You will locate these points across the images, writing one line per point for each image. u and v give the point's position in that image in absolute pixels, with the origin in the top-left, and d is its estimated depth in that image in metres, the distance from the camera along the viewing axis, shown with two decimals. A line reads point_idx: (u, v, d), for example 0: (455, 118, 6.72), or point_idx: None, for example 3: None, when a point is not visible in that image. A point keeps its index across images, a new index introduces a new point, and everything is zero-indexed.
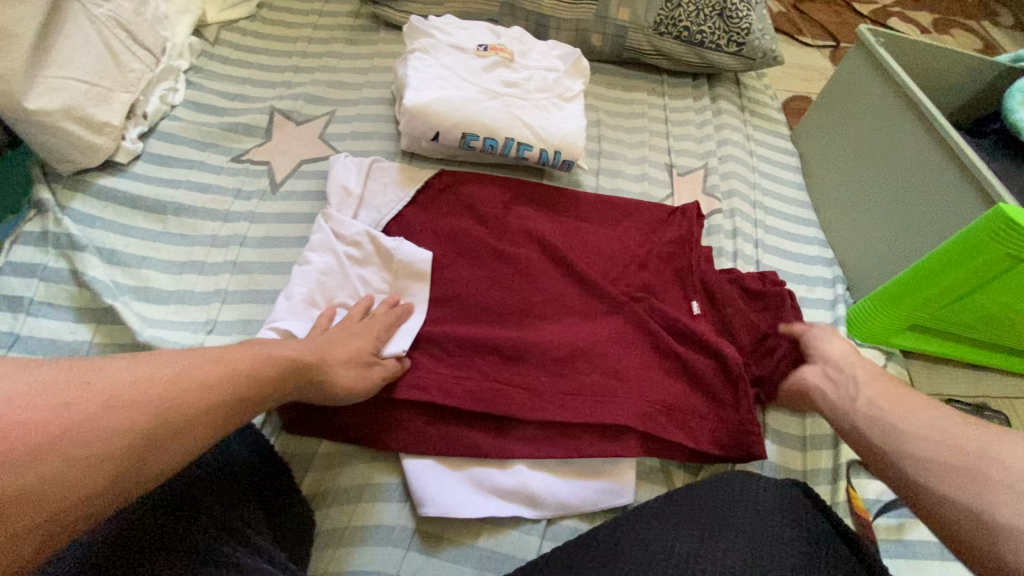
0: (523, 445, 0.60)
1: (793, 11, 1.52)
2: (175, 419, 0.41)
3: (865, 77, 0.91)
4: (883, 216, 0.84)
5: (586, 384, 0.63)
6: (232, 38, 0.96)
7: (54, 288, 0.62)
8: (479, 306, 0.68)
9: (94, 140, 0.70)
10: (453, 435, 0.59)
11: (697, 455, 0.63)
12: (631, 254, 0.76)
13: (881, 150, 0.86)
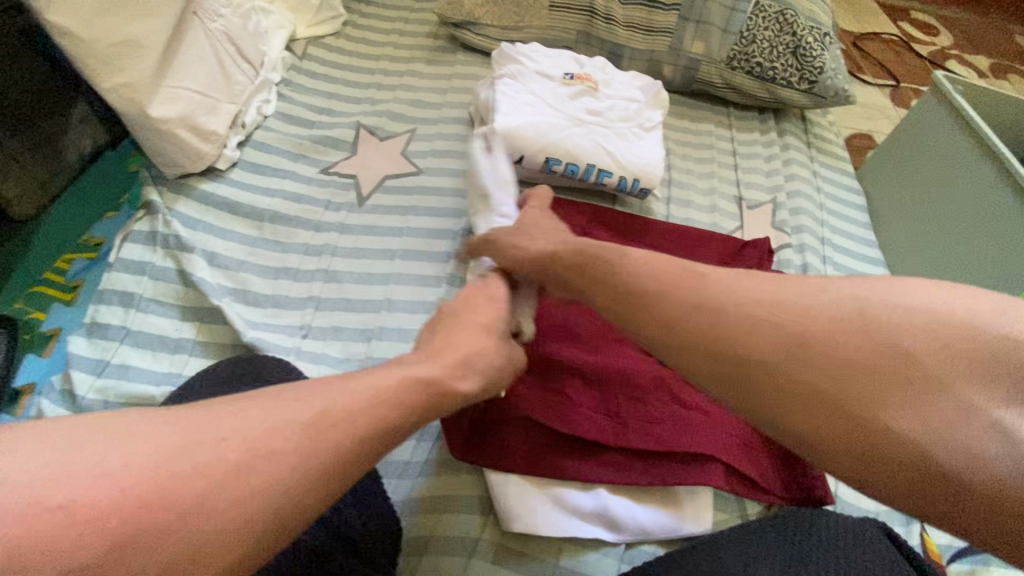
0: (608, 471, 0.60)
1: (852, 49, 1.53)
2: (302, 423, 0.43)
3: (940, 122, 0.92)
4: (961, 261, 0.85)
5: (669, 412, 0.64)
6: (318, 52, 1.00)
7: (162, 287, 0.65)
8: (562, 328, 0.69)
9: (201, 147, 0.73)
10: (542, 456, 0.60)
11: (776, 491, 0.63)
12: None
13: (958, 195, 0.87)
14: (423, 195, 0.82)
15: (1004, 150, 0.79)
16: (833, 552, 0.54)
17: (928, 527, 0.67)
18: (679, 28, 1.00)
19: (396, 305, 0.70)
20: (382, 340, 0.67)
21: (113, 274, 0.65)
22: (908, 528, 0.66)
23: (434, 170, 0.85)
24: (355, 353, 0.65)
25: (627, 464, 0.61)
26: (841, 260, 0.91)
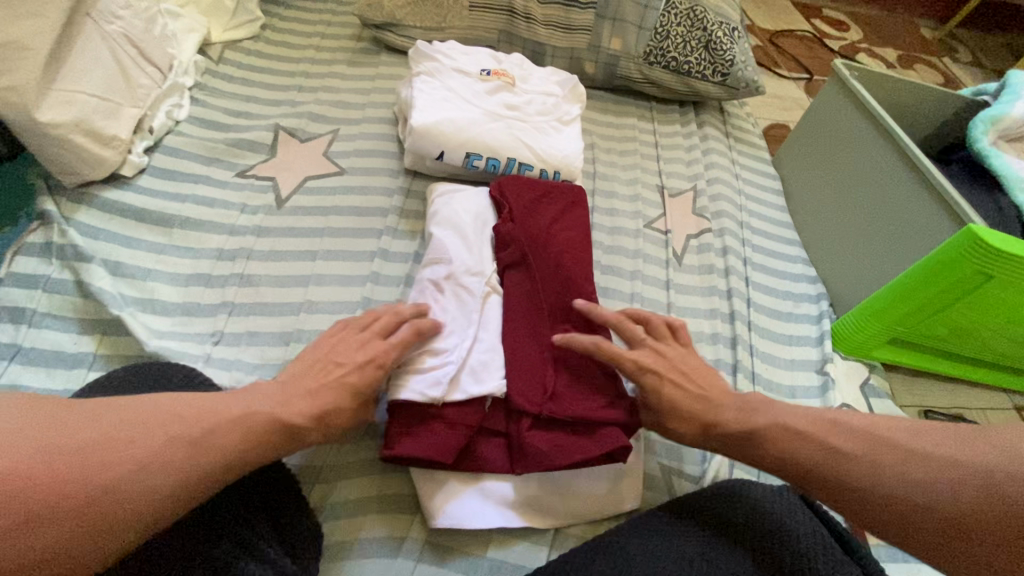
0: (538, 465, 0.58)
1: (770, 45, 1.61)
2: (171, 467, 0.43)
3: (840, 107, 0.98)
4: (865, 237, 0.88)
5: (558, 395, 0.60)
6: (235, 57, 0.98)
7: (58, 300, 0.62)
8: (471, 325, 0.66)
9: (101, 153, 0.70)
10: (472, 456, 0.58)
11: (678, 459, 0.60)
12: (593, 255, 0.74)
13: (860, 174, 0.91)
14: (346, 195, 0.81)
15: (892, 127, 0.84)
16: (752, 528, 0.56)
17: None
18: (596, 25, 1.02)
19: (316, 306, 0.69)
20: (300, 342, 0.65)
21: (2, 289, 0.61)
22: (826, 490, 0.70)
23: (357, 170, 0.84)
24: (272, 357, 0.63)
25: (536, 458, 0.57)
26: (759, 242, 0.95)
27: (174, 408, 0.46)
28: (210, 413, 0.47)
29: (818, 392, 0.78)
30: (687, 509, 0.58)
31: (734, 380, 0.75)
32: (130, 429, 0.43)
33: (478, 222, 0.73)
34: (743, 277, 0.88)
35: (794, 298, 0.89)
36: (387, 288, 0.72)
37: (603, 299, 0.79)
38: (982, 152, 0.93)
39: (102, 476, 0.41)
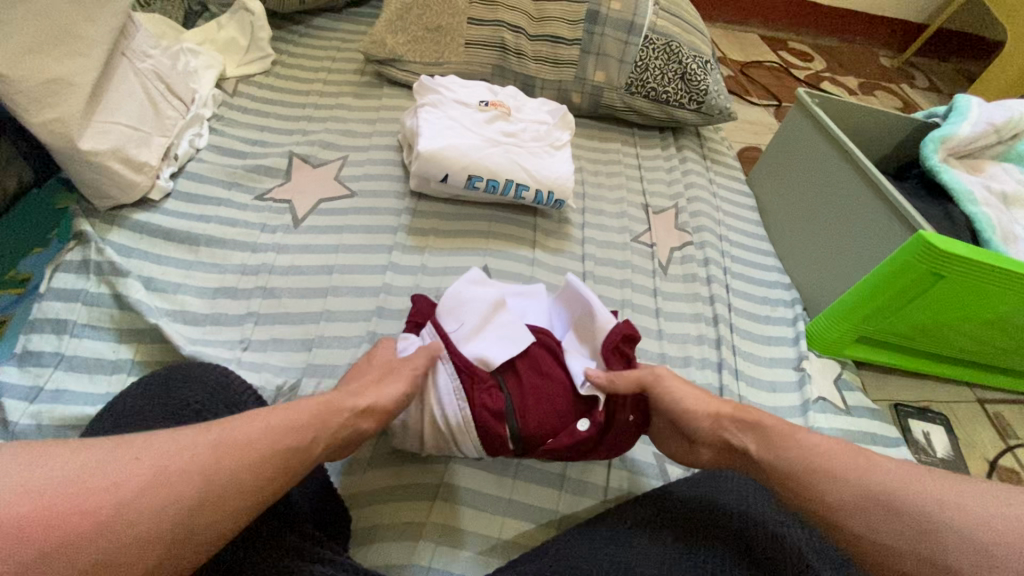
0: (551, 424, 0.61)
1: (741, 76, 1.74)
2: (213, 504, 0.40)
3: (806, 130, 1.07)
4: (835, 246, 0.96)
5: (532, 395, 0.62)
6: (249, 90, 1.05)
7: (96, 312, 0.66)
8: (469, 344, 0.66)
9: (134, 178, 0.76)
10: (485, 424, 0.59)
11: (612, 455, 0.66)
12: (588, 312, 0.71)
13: (826, 189, 1.00)
14: (358, 215, 0.88)
15: (850, 147, 0.93)
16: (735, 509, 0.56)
17: None
18: (581, 60, 1.12)
19: (334, 316, 0.74)
20: (321, 347, 0.71)
21: (44, 302, 0.66)
22: None
23: (367, 192, 0.91)
24: (296, 361, 0.69)
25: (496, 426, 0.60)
26: (737, 253, 1.04)
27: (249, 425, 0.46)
28: (262, 437, 0.45)
29: (796, 386, 0.85)
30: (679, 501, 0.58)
31: (719, 376, 0.82)
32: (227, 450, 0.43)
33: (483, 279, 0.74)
34: (724, 284, 0.96)
35: (771, 303, 0.97)
36: (399, 298, 0.79)
37: None
38: (933, 168, 1.03)
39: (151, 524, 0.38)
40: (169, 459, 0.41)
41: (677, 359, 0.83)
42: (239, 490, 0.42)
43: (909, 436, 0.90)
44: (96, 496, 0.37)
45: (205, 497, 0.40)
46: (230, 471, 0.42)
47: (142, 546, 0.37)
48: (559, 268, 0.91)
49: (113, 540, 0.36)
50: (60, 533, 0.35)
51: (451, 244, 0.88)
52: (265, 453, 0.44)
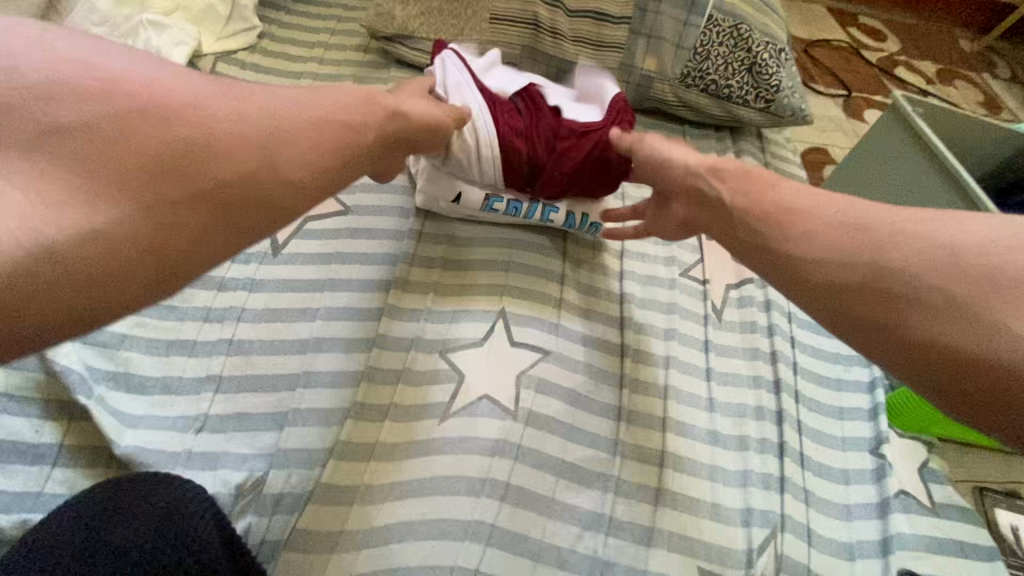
0: (549, 131, 0.68)
1: (806, 57, 1.51)
2: (280, 189, 0.42)
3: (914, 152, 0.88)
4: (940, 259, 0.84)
5: (543, 132, 0.68)
6: (229, 70, 0.87)
7: (17, 378, 0.53)
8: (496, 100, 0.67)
9: None
10: (506, 145, 0.67)
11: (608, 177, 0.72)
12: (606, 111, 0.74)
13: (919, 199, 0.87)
14: (351, 240, 0.73)
15: (942, 148, 0.80)
16: None
17: None
18: (630, 43, 0.92)
19: (314, 379, 0.60)
20: (296, 426, 0.57)
21: None
22: None
23: (363, 208, 0.76)
24: (263, 446, 0.55)
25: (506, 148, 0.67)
26: None
27: (279, 112, 0.44)
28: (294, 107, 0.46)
29: (872, 477, 0.70)
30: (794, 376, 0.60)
31: (781, 464, 0.67)
32: (281, 122, 0.44)
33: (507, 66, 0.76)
34: (788, 336, 0.79)
35: (844, 359, 0.80)
36: (396, 354, 0.64)
37: (631, 363, 0.71)
38: None
39: (235, 141, 0.40)
40: (241, 99, 0.43)
41: (730, 440, 0.68)
42: (309, 139, 0.45)
43: (994, 531, 0.76)
44: (157, 150, 0.37)
45: (233, 96, 0.42)
46: (285, 128, 0.43)
47: (215, 155, 0.39)
48: (590, 311, 0.75)
49: (194, 134, 0.39)
50: (116, 127, 0.36)
51: (463, 278, 0.73)
52: (316, 124, 0.46)
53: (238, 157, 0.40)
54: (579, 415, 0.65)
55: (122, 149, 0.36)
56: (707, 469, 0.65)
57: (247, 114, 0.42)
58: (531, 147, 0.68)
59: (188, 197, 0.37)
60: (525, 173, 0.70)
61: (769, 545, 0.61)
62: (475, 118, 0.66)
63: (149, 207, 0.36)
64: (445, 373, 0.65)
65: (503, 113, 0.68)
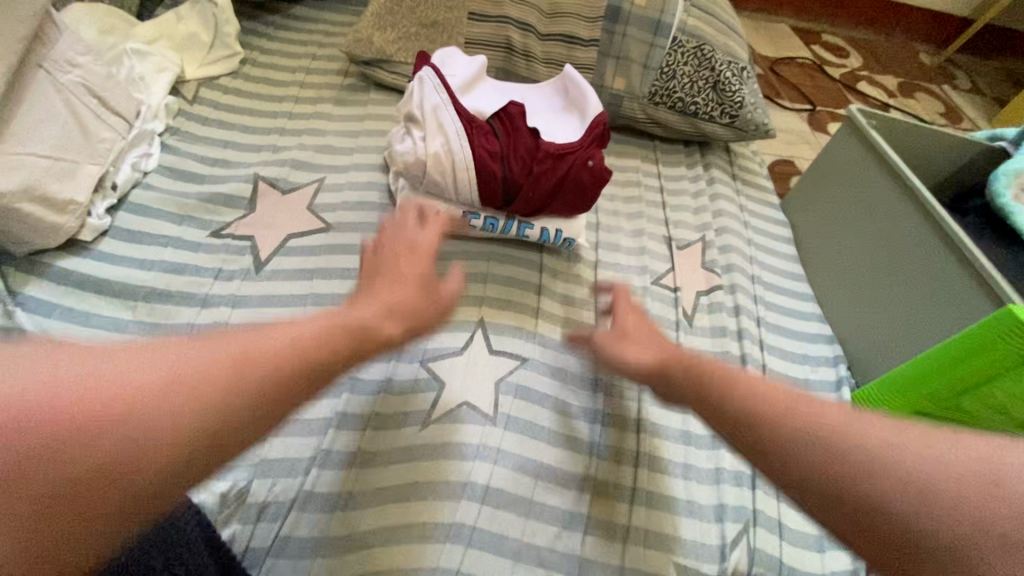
0: (526, 149, 0.70)
1: (771, 74, 1.58)
2: (237, 403, 0.31)
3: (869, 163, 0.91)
4: (907, 322, 0.80)
5: (519, 151, 0.70)
6: (212, 95, 0.90)
7: None
8: (472, 118, 0.69)
9: (56, 221, 0.62)
10: (480, 161, 0.68)
11: (584, 198, 0.73)
12: (578, 132, 0.75)
13: (891, 259, 0.84)
14: (332, 255, 0.75)
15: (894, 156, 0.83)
16: None
17: None
18: (599, 64, 0.97)
19: None
20: (280, 436, 0.59)
21: None
22: None
23: (344, 225, 0.78)
24: (246, 456, 0.57)
25: (485, 166, 0.68)
26: (772, 298, 0.90)
27: (270, 344, 0.35)
28: (277, 339, 0.36)
29: None
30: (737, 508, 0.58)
31: (752, 461, 0.70)
32: (259, 358, 0.33)
33: (483, 78, 0.76)
34: (757, 340, 0.82)
35: (811, 361, 0.84)
36: (377, 365, 0.66)
37: (605, 369, 0.74)
38: (1003, 207, 0.88)
39: (165, 440, 0.28)
40: (193, 362, 0.31)
41: (703, 439, 0.70)
42: (275, 384, 0.33)
43: None
44: (90, 384, 0.28)
45: (247, 355, 0.33)
46: (269, 359, 0.34)
47: (178, 420, 0.29)
48: (566, 320, 0.78)
49: (127, 376, 0.29)
50: (44, 413, 0.26)
51: None
52: (318, 350, 0.37)
53: (196, 394, 0.30)
54: (556, 420, 0.68)
55: (58, 433, 0.26)
56: (681, 468, 0.67)
57: (215, 363, 0.32)
58: (509, 165, 0.69)
59: (156, 449, 0.28)
60: (502, 195, 0.70)
61: (743, 539, 0.64)
62: (452, 133, 0.67)
63: (88, 472, 0.26)
64: (425, 382, 0.66)
65: (478, 133, 0.69)
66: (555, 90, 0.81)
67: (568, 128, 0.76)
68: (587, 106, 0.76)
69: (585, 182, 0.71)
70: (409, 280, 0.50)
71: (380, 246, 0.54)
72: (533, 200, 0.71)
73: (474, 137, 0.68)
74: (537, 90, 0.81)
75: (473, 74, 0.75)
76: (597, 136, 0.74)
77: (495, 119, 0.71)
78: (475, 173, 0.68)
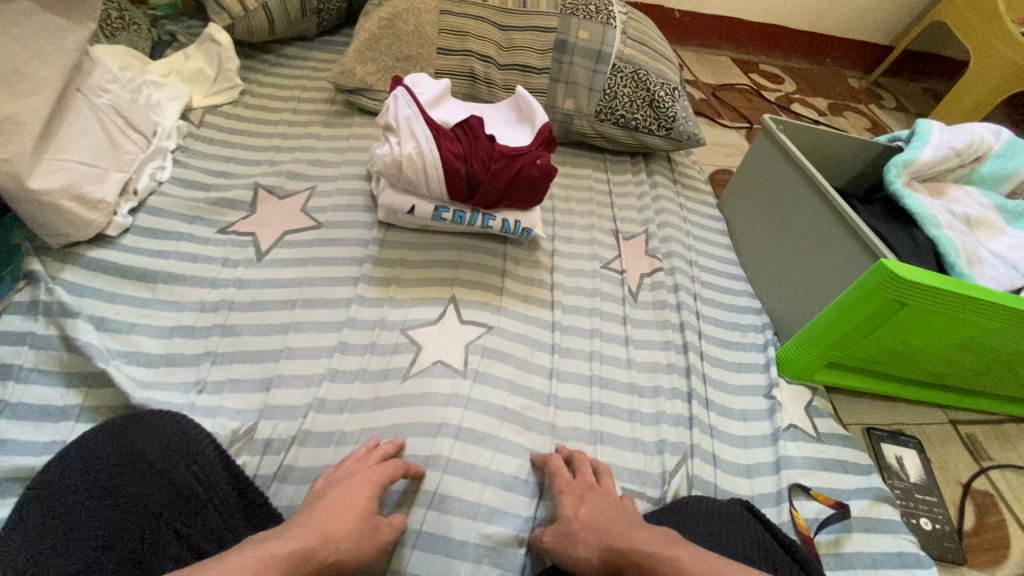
0: (484, 151, 0.83)
1: (713, 99, 1.78)
2: None
3: (776, 161, 1.05)
4: (813, 288, 0.93)
5: (478, 152, 0.83)
6: (216, 120, 1.04)
7: (43, 355, 0.65)
8: (438, 126, 0.83)
9: (89, 216, 0.74)
10: (447, 159, 0.81)
11: (534, 193, 0.87)
12: (528, 139, 0.90)
13: (826, 254, 0.91)
14: (323, 247, 0.87)
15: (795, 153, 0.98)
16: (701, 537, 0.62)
17: (795, 503, 0.75)
18: (552, 88, 1.13)
19: (296, 352, 0.73)
20: (281, 387, 0.69)
21: None
22: (779, 506, 0.74)
23: (333, 223, 0.91)
24: (253, 402, 0.67)
25: (450, 163, 0.81)
26: (708, 278, 1.04)
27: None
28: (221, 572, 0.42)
29: (766, 414, 0.84)
30: (707, 500, 0.68)
31: (689, 406, 0.81)
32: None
33: (448, 97, 0.91)
34: (694, 311, 0.95)
35: (741, 328, 0.97)
36: (363, 332, 0.78)
37: (560, 334, 0.86)
38: (896, 192, 1.04)
39: None
40: None
41: (646, 390, 0.82)
42: None
43: (881, 460, 0.90)
44: None
45: None
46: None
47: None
48: (527, 297, 0.90)
49: None
50: None
51: (419, 275, 0.88)
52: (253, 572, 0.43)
53: None
54: (518, 376, 0.79)
55: None
56: (627, 413, 0.79)
57: None
58: (471, 163, 0.82)
59: None
60: (466, 188, 0.84)
61: (681, 468, 0.74)
62: (422, 138, 0.81)
63: None
64: (405, 346, 0.78)
65: (444, 138, 0.83)
66: (509, 106, 0.96)
67: (519, 137, 0.90)
68: (535, 117, 0.91)
69: (534, 177, 0.85)
70: (352, 509, 0.56)
71: (332, 482, 0.60)
72: (492, 193, 0.84)
73: (441, 141, 0.82)
74: (495, 107, 0.96)
75: (439, 93, 0.90)
76: (544, 142, 0.88)
77: (459, 128, 0.85)
78: (442, 170, 0.82)
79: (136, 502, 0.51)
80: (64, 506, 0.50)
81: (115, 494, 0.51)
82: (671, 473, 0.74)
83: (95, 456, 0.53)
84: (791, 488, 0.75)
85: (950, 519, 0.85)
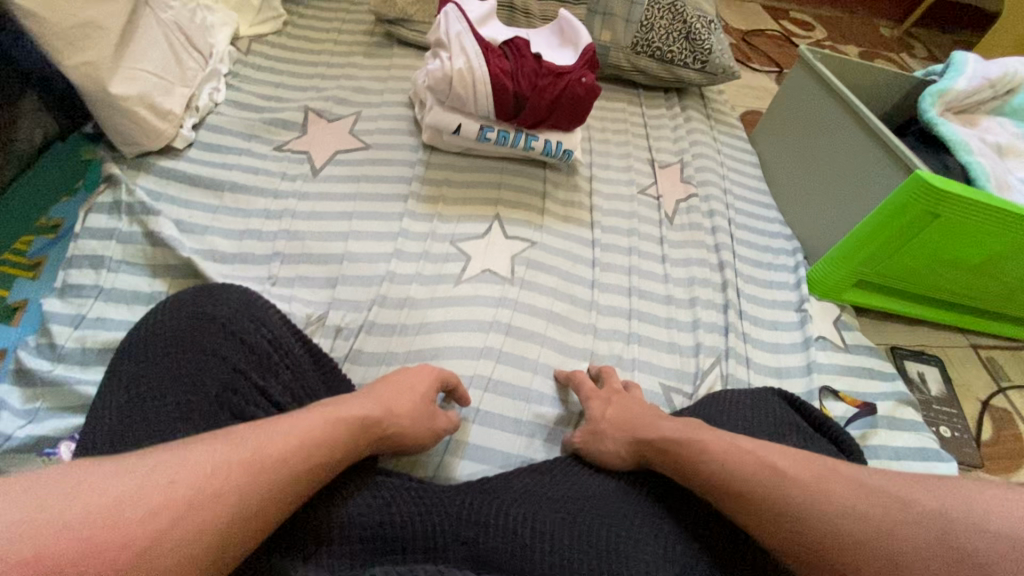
0: (530, 68, 0.86)
1: (744, 43, 1.76)
2: (253, 491, 0.42)
3: (813, 89, 1.06)
4: (844, 210, 0.95)
5: (524, 70, 0.86)
6: (262, 49, 1.07)
7: (129, 248, 0.70)
8: (486, 45, 0.86)
9: (160, 125, 0.78)
10: (495, 75, 0.84)
11: (577, 114, 0.90)
12: (570, 61, 0.92)
13: (859, 181, 0.93)
14: (373, 166, 0.91)
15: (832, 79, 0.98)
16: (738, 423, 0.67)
17: (823, 402, 0.79)
18: (589, 19, 1.14)
19: (356, 257, 0.78)
20: (345, 285, 0.75)
21: (80, 240, 0.69)
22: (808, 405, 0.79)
23: (381, 144, 0.94)
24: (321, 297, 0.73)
25: (498, 80, 0.84)
26: (741, 206, 1.06)
27: (280, 441, 0.46)
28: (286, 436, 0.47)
29: (797, 325, 0.88)
30: (740, 391, 0.73)
31: (724, 316, 0.86)
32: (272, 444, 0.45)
33: (493, 19, 0.94)
34: (728, 233, 0.98)
35: (773, 251, 1.00)
36: (415, 242, 0.82)
37: (600, 249, 0.90)
38: (931, 121, 1.05)
39: (221, 506, 0.40)
40: (225, 455, 0.42)
41: (682, 300, 0.86)
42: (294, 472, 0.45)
43: (905, 375, 0.94)
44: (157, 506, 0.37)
45: (261, 456, 0.44)
46: (279, 455, 0.45)
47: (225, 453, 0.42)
48: (567, 217, 0.94)
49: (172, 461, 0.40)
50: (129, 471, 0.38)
51: (464, 194, 0.91)
52: (312, 433, 0.48)
53: (231, 498, 0.40)
54: (562, 285, 0.83)
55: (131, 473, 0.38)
56: (665, 320, 0.83)
57: (235, 458, 0.42)
58: (518, 79, 0.85)
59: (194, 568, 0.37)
60: (512, 105, 0.87)
61: (716, 368, 0.79)
62: (472, 53, 0.84)
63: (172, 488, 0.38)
64: (455, 256, 0.82)
65: (492, 55, 0.85)
66: (551, 31, 0.98)
67: (562, 59, 0.93)
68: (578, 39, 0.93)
69: (578, 95, 0.87)
70: (410, 393, 0.60)
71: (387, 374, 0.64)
72: (537, 111, 0.87)
73: (489, 58, 0.85)
74: (537, 32, 0.98)
75: (486, 15, 0.92)
76: (586, 63, 0.90)
77: (505, 47, 0.88)
78: (491, 86, 0.84)
79: (222, 360, 0.56)
80: (152, 357, 0.55)
81: (197, 348, 0.56)
82: (708, 371, 0.78)
83: (173, 319, 0.57)
84: (820, 389, 0.80)
85: (968, 428, 0.90)
